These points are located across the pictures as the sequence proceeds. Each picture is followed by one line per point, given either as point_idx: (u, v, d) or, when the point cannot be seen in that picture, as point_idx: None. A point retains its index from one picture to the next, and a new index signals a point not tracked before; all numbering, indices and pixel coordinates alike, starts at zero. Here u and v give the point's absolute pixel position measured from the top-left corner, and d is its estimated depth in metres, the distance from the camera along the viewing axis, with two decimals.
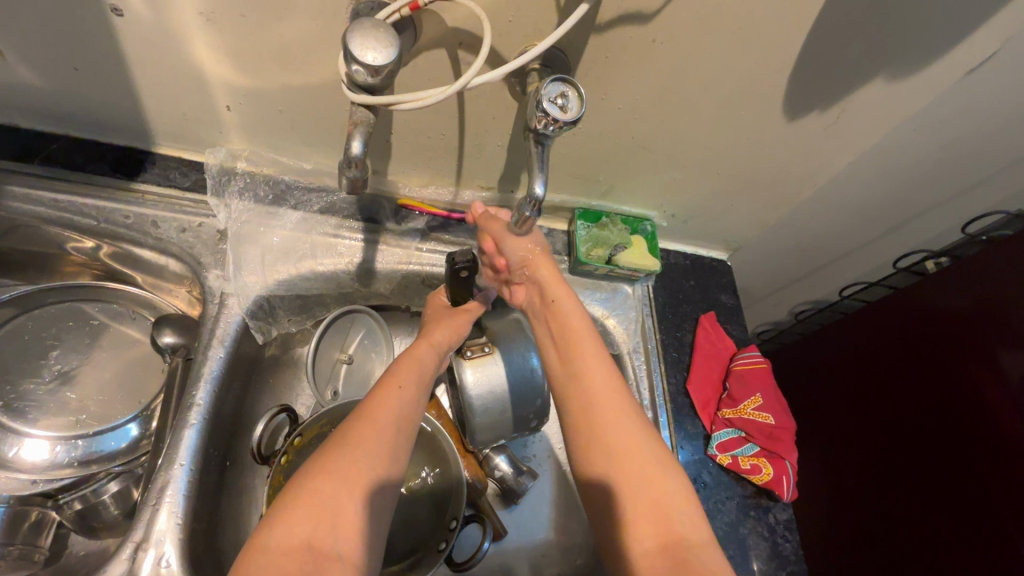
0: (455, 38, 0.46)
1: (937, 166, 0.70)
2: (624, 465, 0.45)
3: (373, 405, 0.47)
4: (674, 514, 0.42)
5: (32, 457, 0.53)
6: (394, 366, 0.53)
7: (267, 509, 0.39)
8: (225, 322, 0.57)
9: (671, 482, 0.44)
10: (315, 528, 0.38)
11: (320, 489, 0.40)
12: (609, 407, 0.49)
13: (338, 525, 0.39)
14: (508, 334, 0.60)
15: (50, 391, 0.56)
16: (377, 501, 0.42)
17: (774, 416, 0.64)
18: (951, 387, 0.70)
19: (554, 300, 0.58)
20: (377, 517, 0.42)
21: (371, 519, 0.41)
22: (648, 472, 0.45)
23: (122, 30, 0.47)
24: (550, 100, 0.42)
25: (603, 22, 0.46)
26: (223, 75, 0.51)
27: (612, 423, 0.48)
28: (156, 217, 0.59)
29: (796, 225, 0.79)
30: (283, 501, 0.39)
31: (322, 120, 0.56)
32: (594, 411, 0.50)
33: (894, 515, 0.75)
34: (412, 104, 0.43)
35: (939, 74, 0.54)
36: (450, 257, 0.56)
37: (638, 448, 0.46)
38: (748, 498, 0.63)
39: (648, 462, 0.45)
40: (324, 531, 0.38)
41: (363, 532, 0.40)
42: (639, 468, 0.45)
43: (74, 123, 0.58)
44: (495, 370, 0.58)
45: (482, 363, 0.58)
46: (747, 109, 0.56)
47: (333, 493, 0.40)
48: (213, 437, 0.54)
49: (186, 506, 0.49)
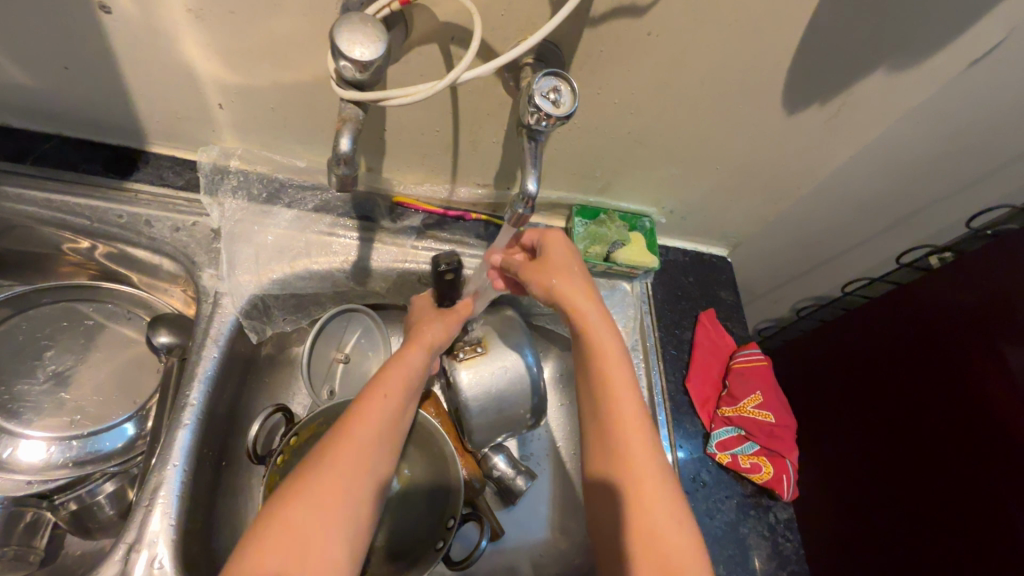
0: (447, 33, 0.46)
1: (941, 160, 0.69)
2: (636, 509, 0.44)
3: (357, 421, 0.48)
4: (669, 558, 0.42)
5: (28, 458, 0.52)
6: (382, 371, 0.53)
7: (244, 535, 0.40)
8: (219, 322, 0.57)
9: (670, 519, 0.44)
10: (285, 559, 0.39)
11: (292, 518, 0.41)
12: (633, 449, 0.47)
13: (307, 557, 0.40)
14: (501, 335, 0.61)
15: (44, 392, 0.55)
16: (353, 525, 0.43)
17: (774, 413, 0.63)
18: (956, 386, 0.69)
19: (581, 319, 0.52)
20: (355, 540, 0.43)
21: (347, 543, 0.42)
22: (655, 511, 0.44)
23: (111, 28, 0.46)
24: (542, 95, 0.41)
25: (597, 15, 0.45)
26: (214, 72, 0.51)
27: (634, 469, 0.46)
28: (149, 217, 0.59)
29: (798, 221, 0.77)
30: (258, 530, 0.40)
31: (316, 117, 0.56)
32: (619, 455, 0.47)
33: (895, 513, 0.74)
34: (402, 100, 0.42)
35: (941, 66, 0.53)
36: (436, 257, 0.54)
37: (650, 490, 0.45)
38: (748, 497, 0.62)
39: (652, 502, 0.44)
40: (293, 563, 0.39)
41: (337, 559, 0.41)
42: (642, 508, 0.44)
43: (66, 123, 0.57)
44: (489, 370, 0.58)
45: (475, 364, 0.58)
46: (745, 103, 0.55)
47: (305, 521, 0.41)
48: (208, 437, 0.54)
49: (180, 506, 0.49)
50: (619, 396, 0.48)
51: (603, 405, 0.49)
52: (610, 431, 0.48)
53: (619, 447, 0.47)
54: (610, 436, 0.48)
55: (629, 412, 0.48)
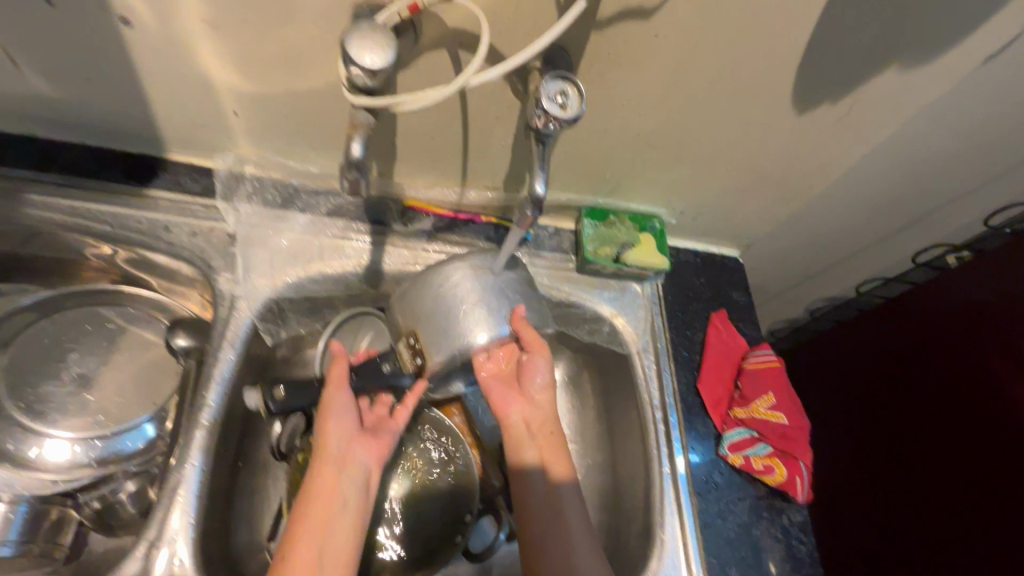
0: (456, 39, 0.46)
1: (957, 157, 0.68)
2: None
3: None
4: None
5: (54, 458, 0.54)
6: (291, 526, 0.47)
7: None
8: (234, 324, 0.58)
9: None
10: None
11: None
12: (584, 554, 0.52)
13: None
14: (415, 304, 0.52)
15: (69, 393, 0.57)
16: None
17: (787, 414, 0.63)
18: (973, 386, 0.68)
19: (551, 429, 0.58)
20: None
21: None
22: None
23: (131, 39, 0.48)
24: (550, 98, 0.41)
25: (604, 19, 0.45)
26: (230, 81, 0.52)
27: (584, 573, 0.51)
28: (167, 223, 0.60)
29: (810, 220, 0.77)
30: None
31: (328, 123, 0.57)
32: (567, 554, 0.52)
33: (912, 514, 0.73)
34: (412, 105, 0.43)
35: (953, 63, 0.53)
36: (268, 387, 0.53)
37: None
38: (761, 500, 0.62)
39: None
40: None
41: None
42: None
43: (88, 132, 0.59)
44: (446, 325, 0.50)
45: (432, 344, 0.50)
46: (754, 103, 0.55)
47: None
48: (224, 437, 0.55)
49: (198, 505, 0.50)
50: (570, 513, 0.54)
51: (552, 512, 0.54)
52: (558, 532, 0.53)
53: (567, 552, 0.52)
54: (554, 538, 0.53)
55: (577, 521, 0.54)
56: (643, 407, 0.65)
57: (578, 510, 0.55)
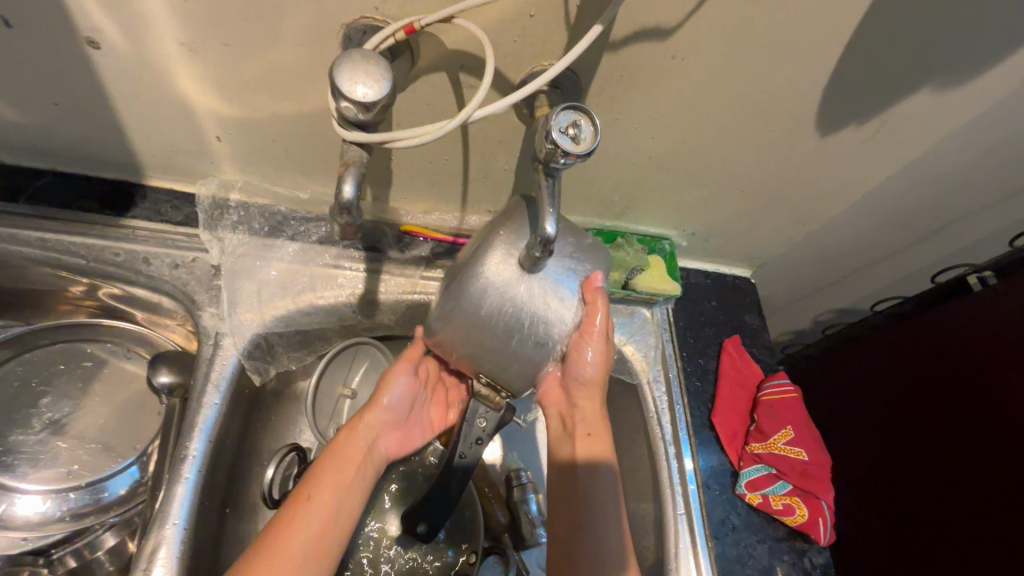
0: (457, 62, 0.43)
1: (983, 177, 0.65)
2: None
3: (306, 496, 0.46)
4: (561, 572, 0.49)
5: (24, 511, 0.51)
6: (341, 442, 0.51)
7: None
8: (219, 365, 0.54)
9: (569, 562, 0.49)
10: None
11: None
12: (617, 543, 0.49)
13: None
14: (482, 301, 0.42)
15: (39, 442, 0.53)
16: None
17: (808, 451, 0.59)
18: (996, 411, 0.64)
19: (589, 429, 0.53)
20: None
21: None
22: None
23: (101, 63, 0.44)
24: (560, 130, 0.38)
25: (618, 40, 0.42)
26: (211, 105, 0.48)
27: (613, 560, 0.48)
28: (147, 254, 0.56)
29: (826, 241, 0.73)
30: None
31: (318, 148, 0.53)
32: (590, 539, 0.49)
33: (929, 546, 0.70)
34: (410, 141, 0.39)
35: (988, 84, 0.49)
36: (266, 490, 0.53)
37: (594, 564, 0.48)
38: (781, 541, 0.59)
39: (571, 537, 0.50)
40: None
41: None
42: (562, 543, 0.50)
43: (59, 158, 0.55)
44: (525, 327, 0.44)
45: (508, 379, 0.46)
46: (774, 126, 0.51)
47: None
48: (210, 487, 0.51)
49: (180, 568, 0.46)
50: (604, 508, 0.50)
51: (585, 500, 0.51)
52: (586, 519, 0.50)
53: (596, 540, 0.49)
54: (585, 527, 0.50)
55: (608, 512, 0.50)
56: (655, 442, 0.62)
57: (615, 510, 0.51)
